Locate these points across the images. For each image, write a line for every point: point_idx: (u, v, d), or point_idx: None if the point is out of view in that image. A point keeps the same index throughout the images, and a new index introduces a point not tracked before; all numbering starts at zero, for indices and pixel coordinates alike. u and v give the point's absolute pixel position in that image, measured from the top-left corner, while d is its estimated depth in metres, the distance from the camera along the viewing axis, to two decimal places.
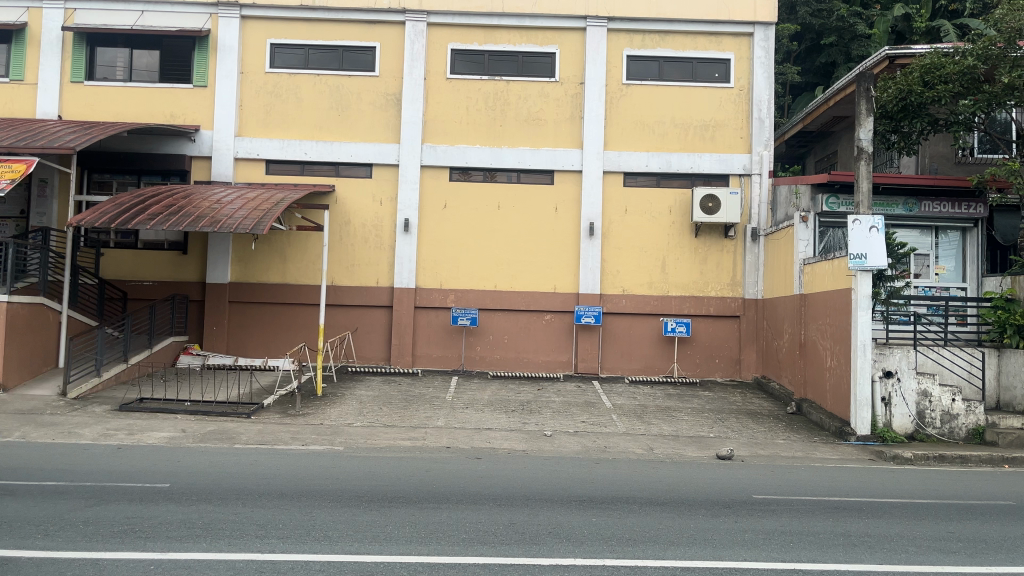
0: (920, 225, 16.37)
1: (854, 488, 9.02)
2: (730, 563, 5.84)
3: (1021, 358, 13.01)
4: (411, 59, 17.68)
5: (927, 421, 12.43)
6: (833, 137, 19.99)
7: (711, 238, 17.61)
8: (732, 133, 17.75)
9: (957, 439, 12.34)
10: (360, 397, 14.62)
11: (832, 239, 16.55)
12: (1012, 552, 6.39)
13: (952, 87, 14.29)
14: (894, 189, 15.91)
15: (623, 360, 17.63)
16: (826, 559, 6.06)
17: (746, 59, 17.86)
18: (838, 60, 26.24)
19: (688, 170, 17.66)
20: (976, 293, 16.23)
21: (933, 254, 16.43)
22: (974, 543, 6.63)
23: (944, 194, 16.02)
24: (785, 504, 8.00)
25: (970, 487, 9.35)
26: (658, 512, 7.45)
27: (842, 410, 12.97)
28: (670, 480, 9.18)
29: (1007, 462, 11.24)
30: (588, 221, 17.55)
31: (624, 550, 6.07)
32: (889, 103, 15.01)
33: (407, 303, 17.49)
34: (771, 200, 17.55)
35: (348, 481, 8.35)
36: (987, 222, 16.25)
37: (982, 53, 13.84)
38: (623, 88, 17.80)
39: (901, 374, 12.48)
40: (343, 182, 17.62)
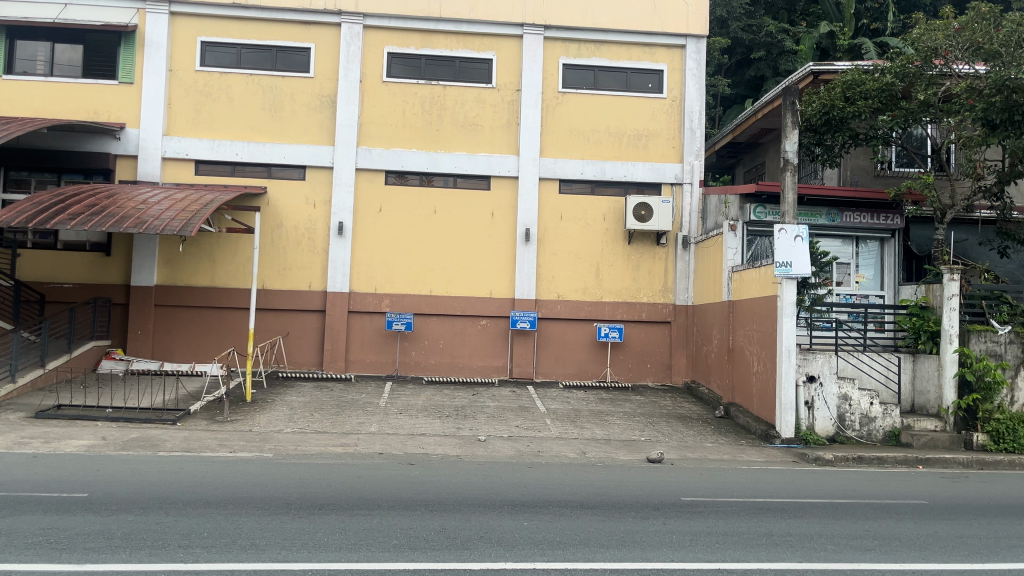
0: (842, 235, 16.94)
1: (776, 489, 9.30)
2: (657, 564, 5.95)
3: (934, 363, 13.61)
4: (346, 62, 17.52)
5: (848, 424, 12.90)
6: (761, 148, 20.59)
7: (644, 245, 17.92)
8: (664, 143, 18.12)
9: (874, 441, 12.84)
10: (291, 403, 14.36)
11: (759, 248, 16.81)
12: (925, 549, 6.69)
13: (872, 103, 14.89)
14: (818, 200, 16.50)
15: (556, 365, 17.75)
16: (751, 558, 6.24)
17: (678, 70, 18.27)
18: (766, 74, 27.05)
19: (622, 179, 17.94)
20: (893, 300, 16.90)
21: (854, 262, 17.00)
22: (888, 540, 6.92)
23: (864, 205, 16.68)
24: (712, 506, 8.19)
25: (886, 487, 9.74)
26: (588, 514, 7.55)
27: (767, 414, 13.35)
28: (601, 484, 9.30)
29: (921, 463, 11.77)
30: (524, 226, 17.66)
31: (555, 553, 6.14)
32: (813, 117, 15.55)
33: (340, 308, 17.29)
34: (701, 208, 18.01)
35: (277, 488, 8.20)
36: (904, 232, 16.94)
37: (900, 70, 14.53)
38: (559, 96, 17.99)
39: (823, 378, 12.97)
40: (276, 184, 17.33)
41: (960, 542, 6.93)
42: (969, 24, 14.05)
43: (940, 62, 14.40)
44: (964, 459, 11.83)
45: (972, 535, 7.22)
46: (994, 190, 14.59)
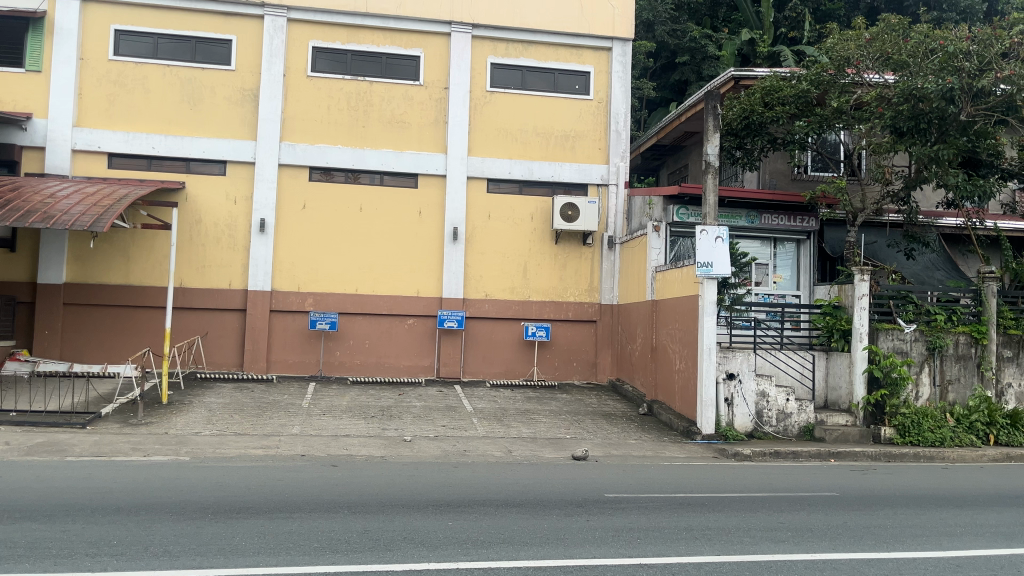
0: (761, 236, 17.47)
1: (696, 484, 9.52)
2: (579, 561, 5.99)
3: (845, 360, 14.15)
4: (270, 55, 17.12)
5: (765, 420, 13.31)
6: (684, 151, 21.03)
7: (570, 245, 18.08)
8: (591, 144, 18.33)
9: (790, 435, 13.29)
10: (209, 405, 13.95)
11: (681, 249, 17.32)
12: (835, 539, 6.94)
13: (788, 108, 15.36)
14: (738, 202, 16.95)
15: (484, 364, 17.74)
16: (671, 552, 6.35)
17: (604, 72, 18.52)
18: (689, 78, 27.64)
19: (549, 179, 18.06)
20: (808, 299, 17.52)
21: (772, 263, 17.57)
22: (801, 531, 7.16)
23: (781, 207, 17.18)
24: (633, 502, 8.32)
25: (800, 480, 10.08)
26: (512, 513, 7.57)
27: (689, 411, 13.64)
28: (526, 482, 9.34)
29: (833, 457, 12.23)
30: (451, 225, 17.59)
31: (478, 553, 6.14)
32: (734, 121, 15.93)
33: (262, 307, 16.89)
34: (626, 209, 18.29)
35: (193, 493, 7.94)
36: (818, 234, 17.55)
37: (815, 78, 15.05)
38: (487, 95, 17.99)
39: (743, 375, 13.32)
40: (194, 179, 16.82)
41: (867, 532, 7.22)
42: (879, 35, 14.69)
43: (852, 71, 14.93)
44: (873, 452, 12.35)
45: (879, 524, 7.53)
46: (901, 195, 15.23)
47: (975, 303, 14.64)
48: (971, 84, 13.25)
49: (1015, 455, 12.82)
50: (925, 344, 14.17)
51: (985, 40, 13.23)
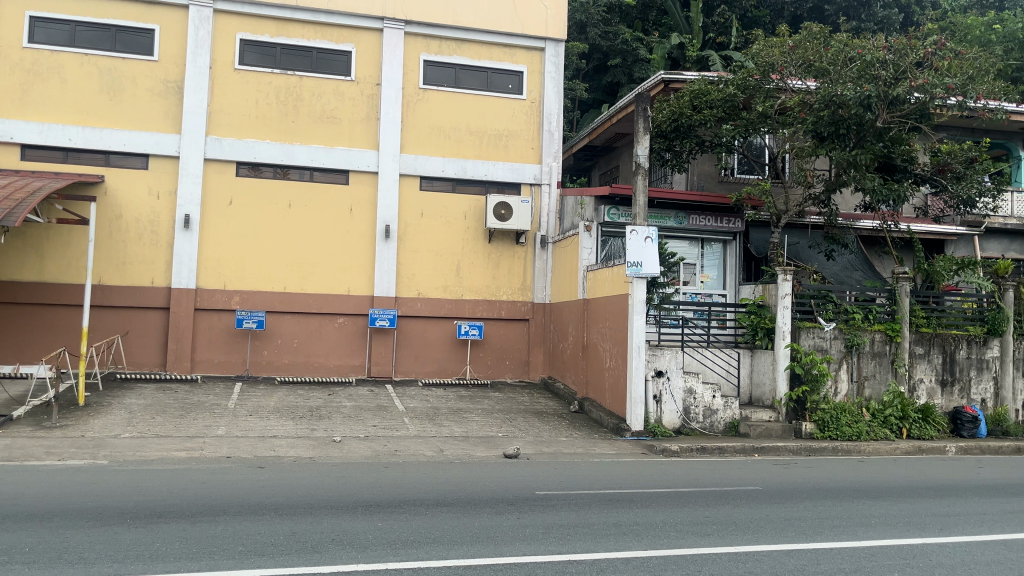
0: (689, 237, 17.83)
1: (625, 480, 9.66)
2: (509, 559, 6.01)
3: (768, 358, 14.57)
4: (195, 46, 16.65)
5: (692, 416, 13.63)
6: (615, 152, 21.30)
7: (503, 244, 18.11)
8: (524, 143, 18.41)
9: (716, 431, 13.64)
10: (130, 406, 13.47)
11: (612, 249, 17.53)
12: (757, 532, 7.14)
13: (716, 112, 15.75)
14: (667, 203, 17.27)
15: (415, 364, 17.62)
16: (599, 548, 6.43)
17: (537, 72, 18.62)
18: (621, 80, 28.00)
19: (482, 178, 18.05)
20: (734, 298, 17.95)
21: (699, 263, 17.96)
22: (725, 525, 7.35)
23: (709, 208, 17.57)
24: (564, 499, 8.40)
25: (725, 475, 10.33)
26: (443, 512, 7.55)
27: (619, 408, 13.84)
28: (457, 481, 9.31)
29: (756, 452, 12.58)
30: (383, 223, 17.41)
31: (408, 553, 6.10)
32: (664, 123, 16.25)
33: (186, 305, 16.42)
34: (558, 209, 18.42)
35: (112, 497, 7.66)
36: (744, 235, 18.01)
37: (741, 83, 15.44)
38: (419, 93, 17.87)
39: (671, 373, 13.57)
40: (114, 173, 16.23)
41: (788, 524, 7.45)
42: (802, 42, 15.05)
43: (776, 77, 15.35)
44: (794, 446, 12.75)
45: (799, 517, 7.78)
46: (822, 198, 15.76)
47: (890, 303, 15.22)
48: (887, 92, 13.83)
49: (926, 447, 13.45)
50: (844, 342, 14.70)
51: (901, 50, 13.84)
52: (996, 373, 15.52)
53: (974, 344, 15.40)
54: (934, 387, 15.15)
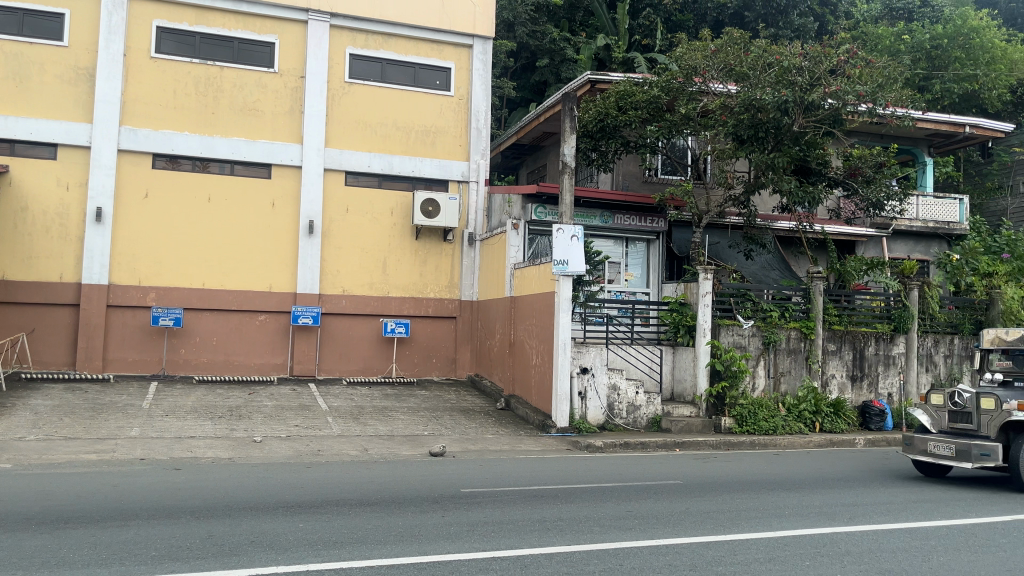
0: (614, 236, 18.09)
1: (550, 477, 9.75)
2: (433, 557, 5.99)
3: (690, 354, 14.92)
4: (108, 33, 16.00)
5: (616, 412, 13.85)
6: (543, 151, 21.44)
7: (431, 241, 18.02)
8: (451, 140, 18.35)
9: (639, 426, 13.90)
10: (36, 407, 12.86)
11: (539, 246, 17.58)
12: (677, 524, 7.30)
13: (640, 113, 16.03)
14: (593, 202, 17.48)
15: (340, 362, 17.35)
16: (524, 544, 6.47)
17: (465, 69, 18.58)
18: (549, 80, 28.19)
19: (409, 174, 17.91)
20: (657, 297, 18.30)
21: (624, 262, 18.22)
22: (646, 519, 7.49)
23: (633, 208, 17.91)
24: (489, 496, 8.42)
25: (648, 470, 10.53)
26: (367, 512, 7.47)
27: (544, 405, 13.94)
28: (381, 480, 9.22)
29: (677, 447, 12.86)
30: (307, 218, 17.09)
31: (330, 554, 6.00)
32: (590, 123, 16.50)
33: (98, 302, 15.78)
34: (486, 206, 18.41)
35: (14, 503, 7.29)
36: (666, 235, 18.41)
37: (665, 85, 15.73)
38: (345, 87, 17.60)
39: (595, 370, 13.73)
40: (20, 163, 15.47)
41: (706, 517, 7.65)
42: (723, 47, 15.45)
43: (699, 80, 15.67)
44: (714, 441, 13.09)
45: (717, 509, 7.99)
46: (741, 199, 16.21)
47: (805, 301, 15.76)
48: (803, 98, 14.33)
49: (837, 440, 13.99)
50: (761, 339, 15.19)
51: (816, 58, 14.33)
52: (902, 368, 16.27)
53: (882, 341, 16.12)
54: (845, 382, 15.79)
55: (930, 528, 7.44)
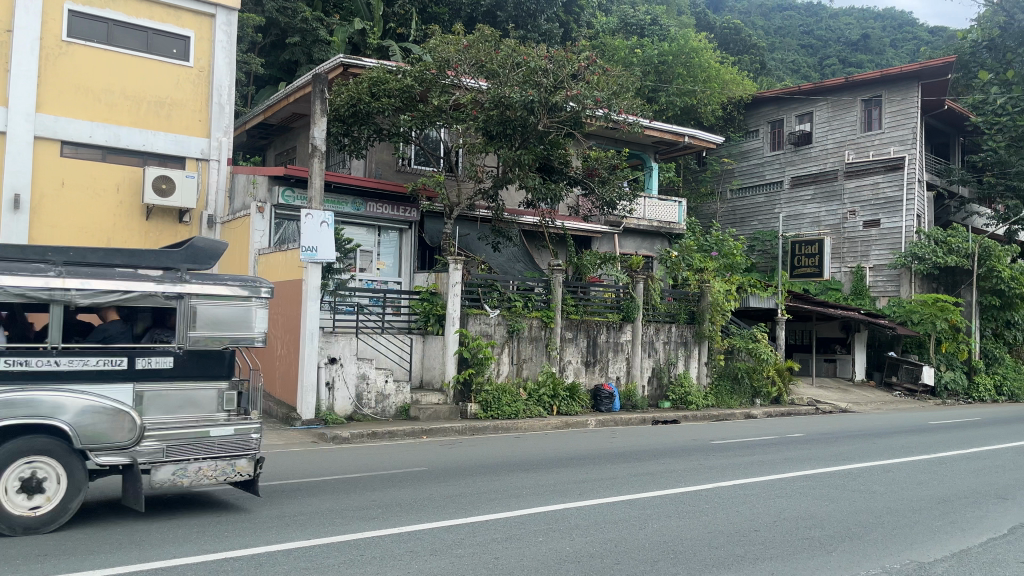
0: (366, 224, 17.83)
1: (291, 470, 9.42)
2: (156, 563, 5.50)
3: (439, 343, 15.17)
4: None
5: (364, 402, 13.69)
6: (291, 133, 20.64)
7: (164, 222, 16.52)
8: (189, 115, 17.09)
9: (387, 416, 13.84)
10: None
11: (287, 232, 16.89)
12: (420, 511, 7.39)
13: (393, 101, 15.86)
14: (344, 189, 17.06)
15: None
16: (259, 543, 6.16)
17: (206, 40, 17.38)
18: (300, 59, 27.17)
19: (139, 148, 16.38)
20: (408, 286, 18.39)
21: (376, 250, 18.10)
22: (390, 507, 7.48)
23: (385, 197, 17.79)
24: (224, 494, 7.93)
25: (393, 458, 10.55)
26: (81, 519, 6.70)
27: (289, 397, 13.45)
28: (99, 484, 8.33)
29: (425, 434, 13.01)
30: (12, 192, 15.00)
31: (31, 569, 5.30)
32: (341, 108, 16.03)
33: None
34: (229, 187, 17.29)
35: None
36: (419, 225, 18.45)
37: (419, 75, 15.77)
38: (63, 46, 15.65)
39: (344, 359, 13.49)
40: None
41: (448, 502, 7.81)
42: (475, 43, 15.87)
43: (451, 73, 15.96)
44: (460, 427, 13.42)
45: (459, 493, 8.20)
46: (490, 193, 16.70)
47: (545, 292, 16.65)
48: (548, 99, 15.13)
49: (571, 422, 14.99)
50: (506, 327, 15.79)
51: (560, 61, 15.16)
52: (628, 354, 17.79)
53: (612, 329, 17.52)
54: (579, 367, 16.93)
55: (647, 498, 8.20)
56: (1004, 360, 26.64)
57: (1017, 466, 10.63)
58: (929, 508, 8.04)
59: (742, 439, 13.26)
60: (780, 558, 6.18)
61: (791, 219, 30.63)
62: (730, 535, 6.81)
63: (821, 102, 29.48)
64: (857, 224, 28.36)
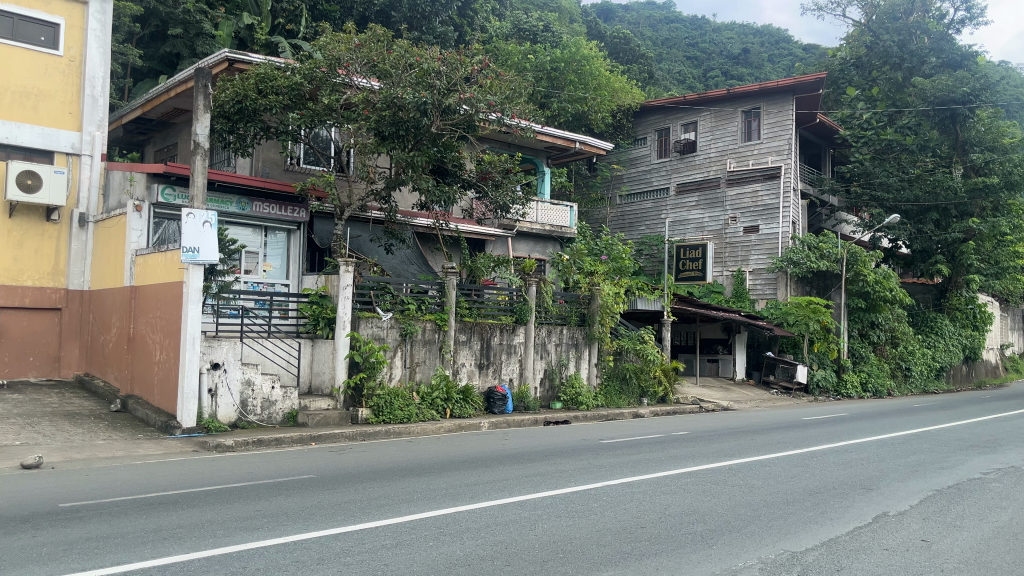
0: (252, 224, 17.25)
1: (170, 482, 8.99)
2: None
3: (329, 347, 14.83)
4: None
5: (249, 409, 13.24)
6: (172, 128, 19.76)
7: (29, 220, 15.51)
8: (59, 106, 16.11)
9: (273, 423, 13.44)
10: None
11: (166, 232, 16.18)
12: (307, 519, 7.20)
13: (281, 99, 15.40)
14: (228, 187, 16.45)
15: None
16: (133, 559, 5.83)
17: (78, 28, 16.45)
18: (181, 52, 26.05)
19: (2, 141, 15.28)
20: (297, 288, 17.92)
21: (262, 251, 17.51)
22: (275, 517, 7.25)
23: (272, 197, 17.28)
24: (95, 509, 7.49)
25: (280, 466, 10.26)
26: None
27: (168, 405, 12.83)
28: None
29: (314, 441, 12.70)
30: None
31: None
32: (227, 104, 15.41)
33: None
34: (103, 184, 16.41)
35: None
36: (308, 226, 18.04)
37: (308, 73, 15.42)
38: None
39: (228, 365, 13.00)
40: None
41: (337, 509, 7.65)
42: (367, 42, 15.75)
43: (342, 72, 15.72)
44: (350, 432, 13.16)
45: (349, 500, 8.04)
46: (383, 194, 16.48)
47: (439, 295, 16.61)
48: (440, 101, 15.09)
49: (464, 425, 14.97)
50: (399, 331, 15.56)
51: (453, 64, 15.26)
52: (520, 356, 17.95)
53: (506, 332, 17.62)
54: (473, 369, 16.93)
55: (537, 499, 8.29)
56: (869, 358, 28.41)
57: (880, 458, 11.36)
58: (802, 500, 8.48)
59: (629, 438, 13.62)
60: (664, 553, 6.36)
61: (676, 225, 31.73)
62: (617, 533, 6.96)
63: (704, 112, 30.70)
64: (738, 230, 29.68)
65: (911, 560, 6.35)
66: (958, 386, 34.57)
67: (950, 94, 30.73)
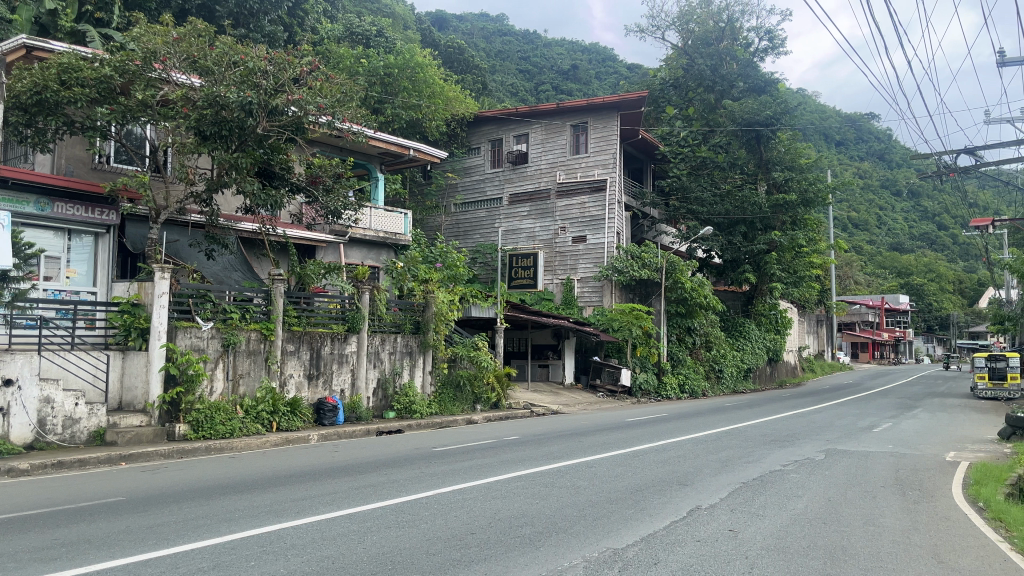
0: (53, 226, 15.81)
1: None
2: None
3: (142, 359, 13.86)
4: None
5: (48, 428, 12.06)
6: None
7: None
8: None
9: (77, 442, 12.36)
10: None
11: None
12: (113, 546, 6.65)
13: (88, 92, 14.20)
14: (25, 185, 15.03)
15: None
16: None
17: None
18: None
19: None
20: (104, 297, 16.62)
21: (65, 257, 16.07)
22: (75, 545, 6.64)
23: (77, 197, 15.97)
24: None
25: (81, 489, 9.42)
26: None
27: None
28: None
29: (123, 461, 11.78)
30: None
31: None
32: (23, 94, 14.07)
33: None
34: None
35: None
36: (118, 229, 16.82)
37: (120, 65, 14.23)
38: None
39: (23, 381, 11.69)
40: None
41: (148, 532, 7.12)
42: (186, 37, 15.04)
43: (159, 66, 14.69)
44: (165, 450, 12.34)
45: (161, 523, 7.52)
46: (203, 197, 15.57)
47: (265, 303, 15.93)
48: (266, 102, 14.49)
49: (292, 437, 14.45)
50: (220, 341, 14.78)
51: (280, 64, 14.79)
52: (352, 366, 17.58)
53: (337, 341, 17.22)
54: (301, 380, 16.38)
55: (366, 511, 8.12)
56: (685, 361, 30.23)
57: (695, 455, 12.09)
58: (624, 498, 8.85)
59: (462, 445, 13.68)
60: (493, 558, 6.41)
61: (508, 234, 32.31)
62: (446, 541, 6.94)
63: (534, 124, 31.53)
64: (567, 239, 30.73)
65: (722, 549, 6.79)
66: (763, 386, 37.50)
67: (755, 117, 33.21)
